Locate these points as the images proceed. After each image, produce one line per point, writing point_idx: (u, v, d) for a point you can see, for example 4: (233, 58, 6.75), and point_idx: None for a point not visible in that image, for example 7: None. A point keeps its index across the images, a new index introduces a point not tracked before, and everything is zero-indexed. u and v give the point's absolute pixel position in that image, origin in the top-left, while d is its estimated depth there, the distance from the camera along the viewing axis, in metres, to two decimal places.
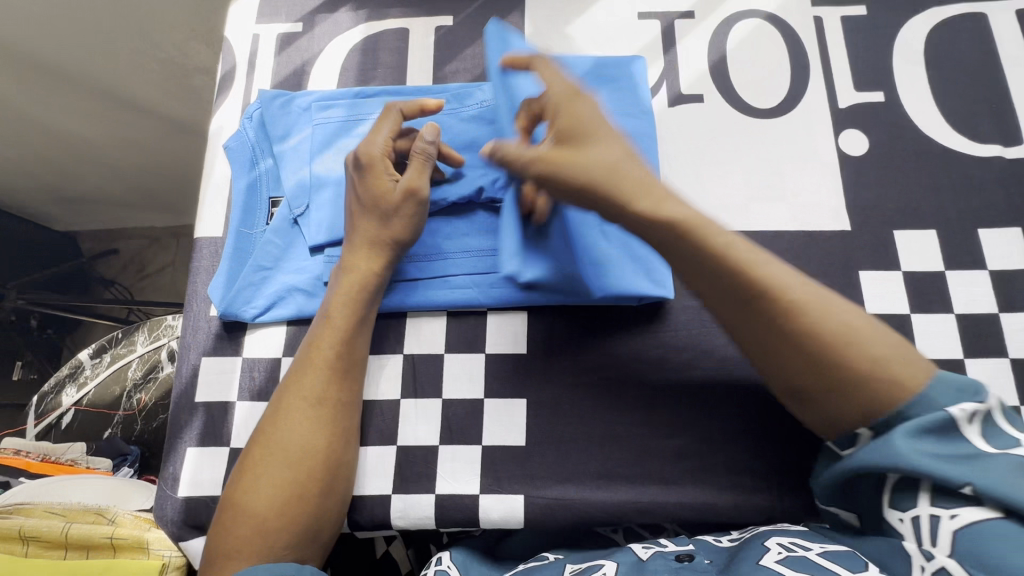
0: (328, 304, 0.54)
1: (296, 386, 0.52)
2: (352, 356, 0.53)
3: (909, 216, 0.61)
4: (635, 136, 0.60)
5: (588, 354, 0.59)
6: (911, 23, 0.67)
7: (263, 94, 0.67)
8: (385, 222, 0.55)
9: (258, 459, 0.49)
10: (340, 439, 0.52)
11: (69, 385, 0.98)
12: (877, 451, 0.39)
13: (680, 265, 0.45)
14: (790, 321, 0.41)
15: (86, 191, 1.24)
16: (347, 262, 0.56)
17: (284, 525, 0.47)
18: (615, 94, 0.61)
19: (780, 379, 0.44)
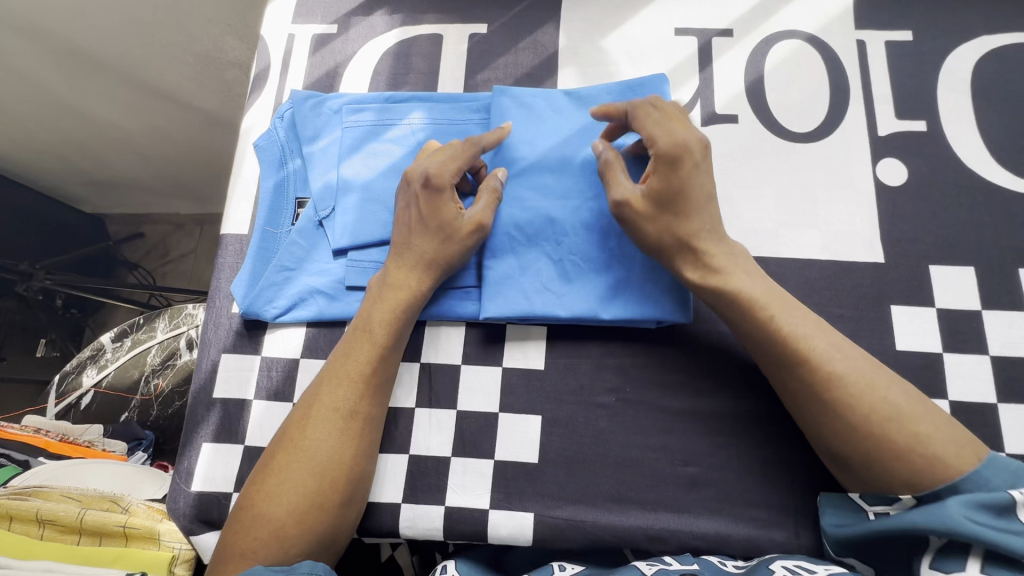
0: (369, 314, 0.54)
1: (328, 393, 0.52)
2: (385, 369, 0.53)
3: (947, 251, 0.59)
4: None
5: (607, 375, 0.58)
6: (959, 52, 0.65)
7: (295, 94, 0.67)
8: (441, 243, 0.55)
9: (283, 463, 0.49)
10: (365, 451, 0.52)
11: (90, 366, 1.00)
12: (927, 514, 0.42)
13: (736, 319, 0.51)
14: (834, 392, 0.47)
15: (116, 176, 1.26)
16: (389, 274, 0.56)
17: (303, 532, 0.47)
18: None
19: (821, 442, 0.48)
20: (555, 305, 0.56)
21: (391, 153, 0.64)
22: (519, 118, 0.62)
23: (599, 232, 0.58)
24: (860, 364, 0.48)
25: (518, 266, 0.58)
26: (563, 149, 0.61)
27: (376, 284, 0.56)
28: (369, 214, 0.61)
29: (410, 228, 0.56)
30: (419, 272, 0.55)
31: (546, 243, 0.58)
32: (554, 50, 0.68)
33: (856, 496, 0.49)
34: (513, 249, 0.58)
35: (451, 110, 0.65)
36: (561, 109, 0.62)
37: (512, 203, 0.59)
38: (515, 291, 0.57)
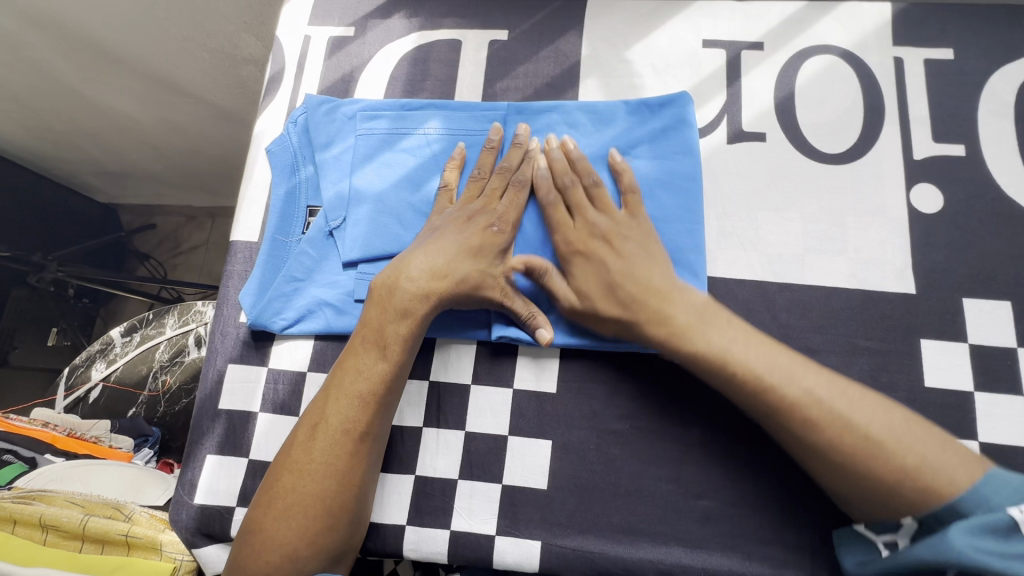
0: (382, 332, 0.51)
1: (337, 413, 0.50)
2: (396, 385, 0.51)
3: (982, 283, 0.56)
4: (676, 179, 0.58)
5: (621, 400, 0.56)
6: (1002, 72, 0.62)
7: (309, 99, 0.66)
8: (471, 264, 0.53)
9: (289, 487, 0.48)
10: (371, 469, 0.51)
11: (99, 360, 1.00)
12: (931, 548, 0.40)
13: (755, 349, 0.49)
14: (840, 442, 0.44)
15: (130, 168, 1.26)
16: (402, 287, 0.52)
17: (313, 553, 0.47)
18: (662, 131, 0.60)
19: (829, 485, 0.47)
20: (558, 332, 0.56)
21: (405, 163, 0.62)
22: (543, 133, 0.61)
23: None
24: (836, 402, 0.45)
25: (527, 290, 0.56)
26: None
27: (383, 294, 0.52)
28: (382, 226, 0.60)
29: (443, 250, 0.53)
30: (437, 287, 0.52)
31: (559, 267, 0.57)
32: (576, 60, 0.66)
33: (864, 528, 0.46)
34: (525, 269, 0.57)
35: (467, 118, 0.63)
36: (576, 123, 0.61)
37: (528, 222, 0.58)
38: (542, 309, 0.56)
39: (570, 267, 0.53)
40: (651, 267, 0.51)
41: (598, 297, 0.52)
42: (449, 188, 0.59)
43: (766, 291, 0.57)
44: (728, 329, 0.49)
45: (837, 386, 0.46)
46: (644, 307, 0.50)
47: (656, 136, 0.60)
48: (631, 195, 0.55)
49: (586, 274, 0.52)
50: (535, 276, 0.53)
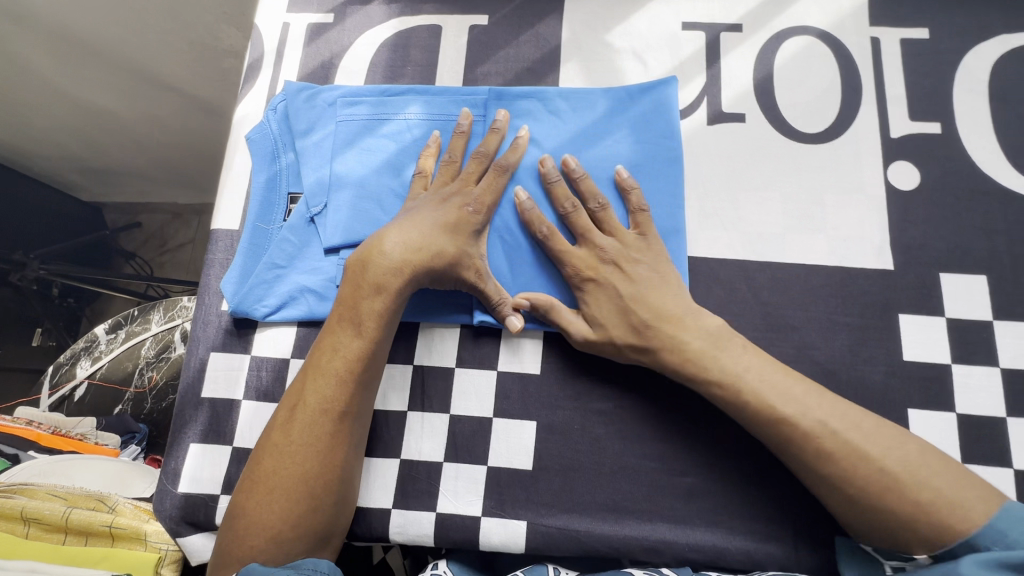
0: (358, 311, 0.51)
1: (315, 393, 0.49)
2: (373, 363, 0.51)
3: (958, 258, 0.57)
4: (663, 154, 0.59)
5: (605, 381, 0.56)
6: (977, 50, 0.62)
7: (289, 86, 0.65)
8: (447, 239, 0.52)
9: (270, 470, 0.48)
10: (353, 449, 0.51)
11: (84, 358, 0.99)
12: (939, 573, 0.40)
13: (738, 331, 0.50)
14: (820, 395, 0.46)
15: (112, 164, 1.24)
16: (374, 263, 0.51)
17: (297, 537, 0.47)
18: (641, 116, 0.60)
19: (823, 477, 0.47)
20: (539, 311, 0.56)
21: (386, 148, 0.62)
22: (525, 115, 0.61)
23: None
24: None
25: (509, 273, 0.57)
26: (559, 153, 0.60)
27: (357, 272, 0.52)
28: (363, 212, 0.59)
29: (418, 226, 0.52)
30: (412, 261, 0.51)
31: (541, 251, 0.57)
32: (556, 44, 0.66)
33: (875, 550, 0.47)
34: (504, 254, 0.57)
35: (448, 104, 0.62)
36: (555, 109, 0.61)
37: (512, 206, 0.58)
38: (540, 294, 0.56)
39: (580, 295, 0.54)
40: (663, 291, 0.52)
41: (614, 328, 0.52)
42: (424, 174, 0.58)
43: (745, 269, 0.58)
44: (734, 347, 0.49)
45: (839, 407, 0.46)
46: (656, 332, 0.51)
47: (637, 121, 0.60)
48: (639, 214, 0.55)
49: (593, 309, 0.53)
50: (541, 313, 0.54)
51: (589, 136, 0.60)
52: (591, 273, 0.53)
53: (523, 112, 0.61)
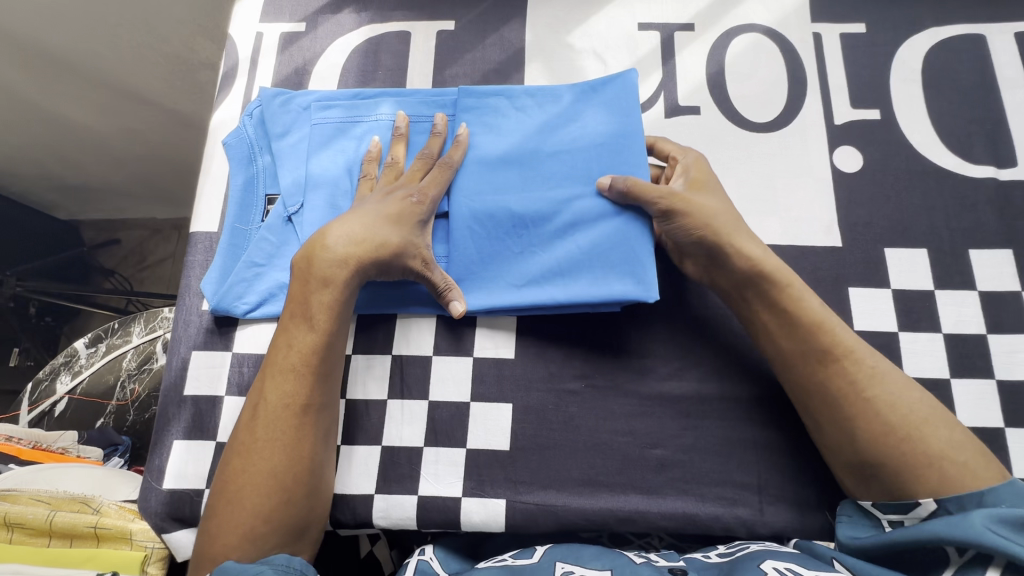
0: (309, 306, 0.53)
1: (276, 391, 0.51)
2: (330, 355, 0.53)
3: (900, 234, 0.61)
4: (616, 134, 0.61)
5: (577, 361, 0.59)
6: (910, 42, 0.67)
7: (264, 92, 0.67)
8: (391, 231, 0.55)
9: (239, 469, 0.50)
10: (320, 441, 0.52)
11: (64, 373, 0.99)
12: (947, 523, 0.41)
13: (726, 279, 0.54)
14: (792, 336, 0.51)
15: (88, 181, 1.24)
16: (319, 258, 0.53)
17: (273, 530, 0.48)
18: (601, 104, 0.63)
19: (812, 414, 0.51)
20: (508, 293, 0.58)
21: (360, 148, 0.64)
22: (490, 111, 0.64)
23: (563, 214, 0.59)
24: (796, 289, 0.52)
25: (480, 259, 0.59)
26: (524, 146, 0.62)
27: (304, 269, 0.54)
28: (338, 210, 0.62)
29: (362, 218, 0.54)
30: (356, 255, 0.53)
31: (508, 238, 0.60)
32: (520, 46, 0.70)
33: (871, 505, 0.48)
34: (473, 242, 0.59)
35: (418, 105, 0.65)
36: (521, 106, 0.64)
37: (475, 198, 0.60)
38: (505, 282, 0.58)
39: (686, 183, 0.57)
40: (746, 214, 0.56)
41: (708, 204, 0.54)
42: (370, 177, 0.61)
43: None
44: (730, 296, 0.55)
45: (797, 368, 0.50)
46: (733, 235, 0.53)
47: (598, 109, 0.62)
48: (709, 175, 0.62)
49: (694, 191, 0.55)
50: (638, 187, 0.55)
51: (551, 130, 0.63)
52: (692, 168, 0.57)
53: (490, 108, 0.64)
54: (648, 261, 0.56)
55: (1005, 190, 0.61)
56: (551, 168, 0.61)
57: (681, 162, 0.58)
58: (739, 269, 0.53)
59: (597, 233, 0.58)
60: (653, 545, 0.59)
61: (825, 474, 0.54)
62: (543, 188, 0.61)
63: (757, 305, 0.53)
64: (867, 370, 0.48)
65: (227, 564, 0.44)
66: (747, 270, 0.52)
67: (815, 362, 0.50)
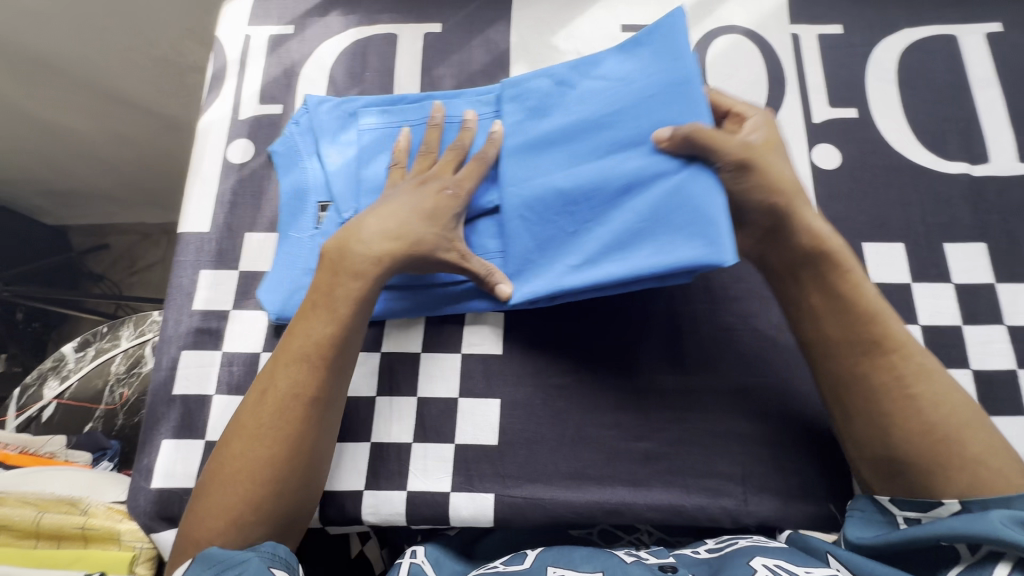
0: (333, 294, 0.52)
1: (286, 378, 0.50)
2: (345, 349, 0.52)
3: (878, 229, 0.62)
4: (668, 83, 0.53)
5: (564, 356, 0.60)
6: (885, 43, 0.69)
7: (309, 98, 0.67)
8: (424, 227, 0.52)
9: (237, 452, 0.49)
10: (322, 435, 0.51)
11: (52, 378, 0.98)
12: (965, 520, 0.41)
13: (778, 256, 0.52)
14: (838, 324, 0.49)
15: (76, 185, 1.24)
16: (352, 250, 0.52)
17: (260, 520, 0.48)
18: (648, 56, 0.56)
19: (844, 405, 0.49)
20: (563, 278, 0.52)
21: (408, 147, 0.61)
22: (532, 93, 0.60)
23: (616, 181, 0.52)
24: (846, 278, 0.50)
25: (537, 250, 0.55)
26: (571, 118, 0.57)
27: (335, 258, 0.52)
28: None
29: (392, 211, 0.53)
30: (390, 250, 0.52)
31: (560, 219, 0.55)
32: (505, 48, 0.71)
33: (889, 501, 0.46)
34: (528, 231, 0.55)
35: (465, 103, 0.63)
36: (565, 82, 0.60)
37: (523, 181, 0.56)
38: (559, 267, 0.53)
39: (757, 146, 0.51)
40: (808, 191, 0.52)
41: (781, 169, 0.51)
42: (400, 166, 0.59)
43: None
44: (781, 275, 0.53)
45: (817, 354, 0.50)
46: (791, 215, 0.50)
47: (646, 61, 0.56)
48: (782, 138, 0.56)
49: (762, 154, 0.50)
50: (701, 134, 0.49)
51: (598, 96, 0.57)
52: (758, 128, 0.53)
53: (532, 89, 0.61)
54: (719, 217, 0.46)
55: (978, 185, 0.63)
56: (599, 136, 0.55)
57: (750, 118, 0.54)
58: (798, 250, 0.51)
59: (654, 195, 0.50)
60: (643, 541, 0.60)
61: (807, 463, 0.55)
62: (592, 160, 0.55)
63: (809, 288, 0.51)
64: (915, 366, 0.47)
65: (211, 551, 0.44)
66: (809, 249, 0.50)
67: (861, 354, 0.48)
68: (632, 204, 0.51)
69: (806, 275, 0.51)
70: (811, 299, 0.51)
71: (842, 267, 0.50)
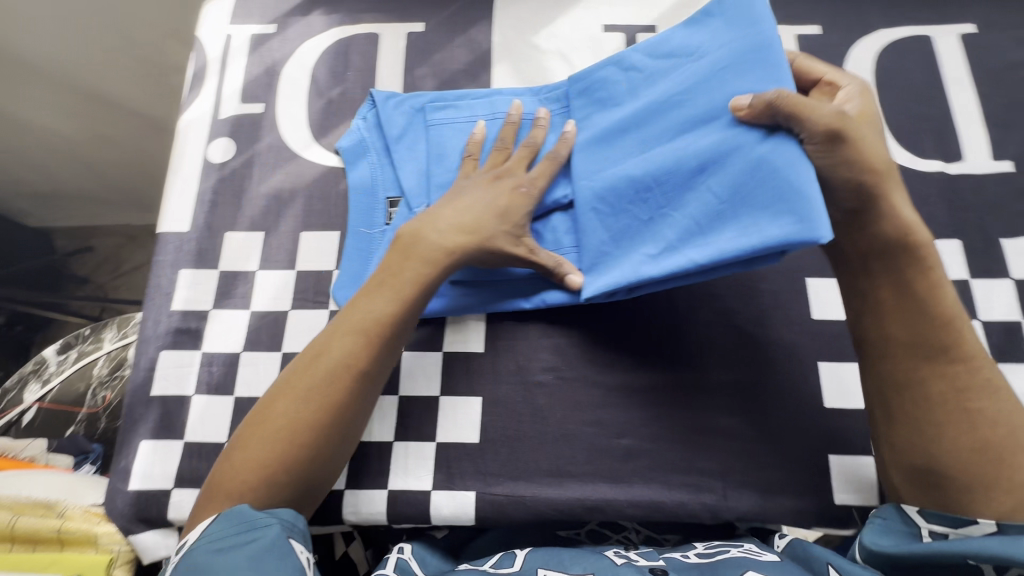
0: (402, 266, 0.52)
1: (340, 345, 0.50)
2: (401, 329, 0.52)
3: None
4: (746, 50, 0.50)
5: (545, 353, 0.60)
6: (863, 43, 0.70)
7: (376, 93, 0.67)
8: (497, 223, 0.53)
9: (280, 410, 0.48)
10: (362, 406, 0.50)
11: (33, 381, 0.97)
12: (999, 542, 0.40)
13: (853, 244, 0.49)
14: (902, 325, 0.47)
15: (59, 187, 1.22)
16: (423, 239, 0.52)
17: (291, 483, 0.47)
18: (718, 29, 0.54)
19: (890, 408, 0.48)
20: (641, 268, 0.51)
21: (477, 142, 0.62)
22: (599, 84, 0.60)
23: (690, 162, 0.50)
24: (921, 279, 0.47)
25: (613, 244, 0.54)
26: (641, 105, 0.56)
27: (407, 244, 0.53)
28: None
29: (468, 206, 0.53)
30: (461, 243, 0.52)
31: (633, 208, 0.53)
32: (488, 47, 0.71)
33: (913, 510, 0.46)
34: (602, 224, 0.55)
35: (534, 100, 0.64)
36: (634, 69, 0.59)
37: (598, 174, 0.56)
38: (634, 258, 0.52)
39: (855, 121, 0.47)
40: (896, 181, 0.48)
41: (872, 143, 0.47)
42: (473, 158, 0.59)
43: None
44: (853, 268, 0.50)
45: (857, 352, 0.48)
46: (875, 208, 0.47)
47: (719, 33, 0.53)
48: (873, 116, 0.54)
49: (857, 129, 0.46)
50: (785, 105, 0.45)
51: (670, 80, 0.56)
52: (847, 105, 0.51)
53: (599, 80, 0.60)
54: (807, 192, 0.43)
55: (954, 183, 0.64)
56: (670, 119, 0.54)
57: (844, 88, 0.53)
58: (879, 239, 0.47)
59: (732, 172, 0.48)
60: (632, 539, 0.60)
61: (785, 458, 0.56)
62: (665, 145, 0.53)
63: (881, 280, 0.48)
64: (982, 380, 0.45)
65: (241, 509, 0.43)
66: (891, 240, 0.47)
67: (923, 359, 0.46)
68: (710, 185, 0.49)
69: (876, 271, 0.49)
70: (880, 294, 0.48)
71: (922, 262, 0.47)
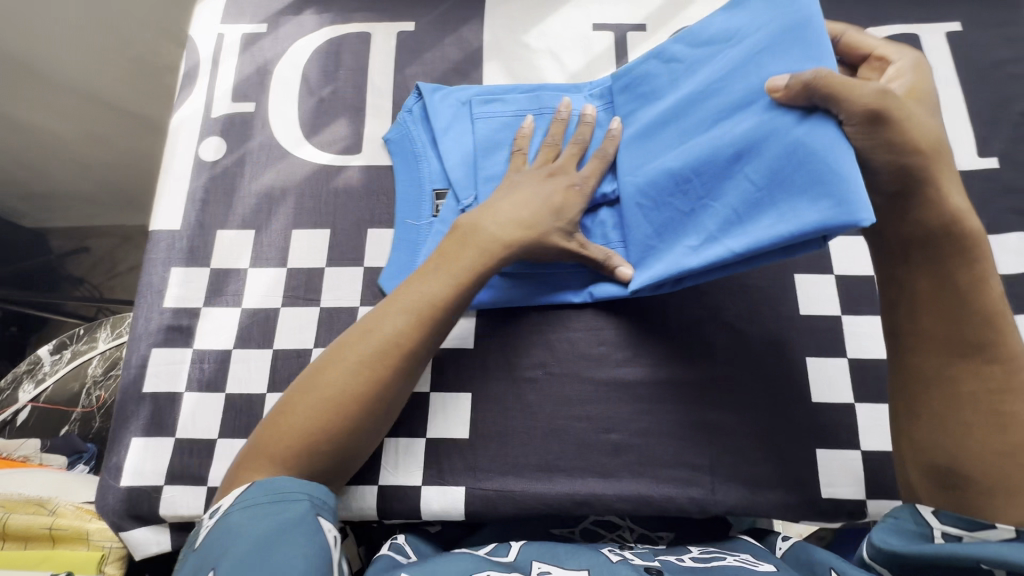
0: (460, 249, 0.53)
1: (390, 321, 0.50)
2: (451, 314, 0.52)
3: None
4: (785, 32, 0.50)
5: (534, 348, 0.60)
6: None
7: (422, 86, 0.67)
8: (552, 219, 0.54)
9: (327, 380, 0.48)
10: (403, 384, 0.51)
11: (27, 381, 0.97)
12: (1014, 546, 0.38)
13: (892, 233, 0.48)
14: (937, 319, 0.46)
15: (53, 188, 1.22)
16: (479, 232, 0.53)
17: (332, 453, 0.47)
18: (762, 13, 0.53)
19: (917, 403, 0.47)
20: (684, 259, 0.51)
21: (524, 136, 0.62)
22: (642, 79, 0.60)
23: (727, 150, 0.50)
24: (967, 271, 0.45)
25: (656, 236, 0.54)
26: (682, 95, 0.56)
27: (463, 233, 0.54)
28: None
29: (525, 200, 0.54)
30: (517, 237, 0.53)
31: (675, 199, 0.53)
32: (478, 46, 0.71)
33: (929, 512, 0.44)
34: (645, 217, 0.55)
35: (581, 96, 0.64)
36: (677, 60, 0.59)
37: (643, 167, 0.56)
38: (677, 249, 0.52)
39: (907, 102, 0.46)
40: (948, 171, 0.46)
41: (918, 123, 0.45)
42: (523, 152, 0.59)
43: None
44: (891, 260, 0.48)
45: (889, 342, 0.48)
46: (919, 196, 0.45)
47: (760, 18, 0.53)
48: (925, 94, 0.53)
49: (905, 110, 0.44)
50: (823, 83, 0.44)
51: (711, 68, 0.55)
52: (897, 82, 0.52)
53: (643, 74, 0.60)
54: (845, 176, 0.42)
55: None
56: (709, 108, 0.54)
57: (894, 64, 0.52)
58: (923, 226, 0.46)
59: (766, 159, 0.47)
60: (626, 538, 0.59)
61: (774, 452, 0.56)
62: (703, 133, 0.53)
63: (918, 270, 0.47)
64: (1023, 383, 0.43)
65: (280, 480, 0.44)
66: (936, 227, 0.45)
67: (957, 356, 0.45)
68: (746, 172, 0.48)
69: (919, 260, 0.47)
70: (918, 282, 0.47)
71: (969, 254, 0.45)
